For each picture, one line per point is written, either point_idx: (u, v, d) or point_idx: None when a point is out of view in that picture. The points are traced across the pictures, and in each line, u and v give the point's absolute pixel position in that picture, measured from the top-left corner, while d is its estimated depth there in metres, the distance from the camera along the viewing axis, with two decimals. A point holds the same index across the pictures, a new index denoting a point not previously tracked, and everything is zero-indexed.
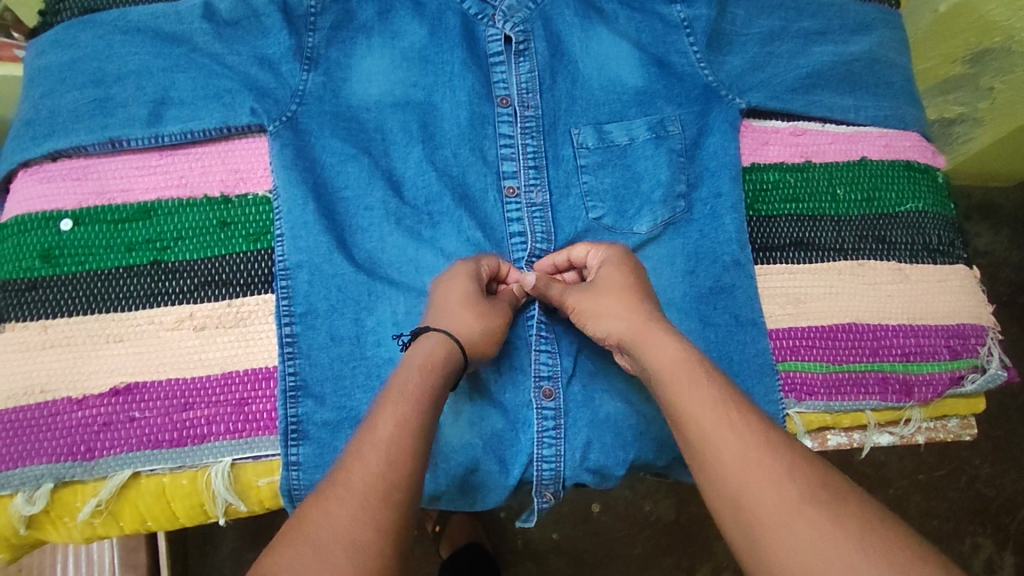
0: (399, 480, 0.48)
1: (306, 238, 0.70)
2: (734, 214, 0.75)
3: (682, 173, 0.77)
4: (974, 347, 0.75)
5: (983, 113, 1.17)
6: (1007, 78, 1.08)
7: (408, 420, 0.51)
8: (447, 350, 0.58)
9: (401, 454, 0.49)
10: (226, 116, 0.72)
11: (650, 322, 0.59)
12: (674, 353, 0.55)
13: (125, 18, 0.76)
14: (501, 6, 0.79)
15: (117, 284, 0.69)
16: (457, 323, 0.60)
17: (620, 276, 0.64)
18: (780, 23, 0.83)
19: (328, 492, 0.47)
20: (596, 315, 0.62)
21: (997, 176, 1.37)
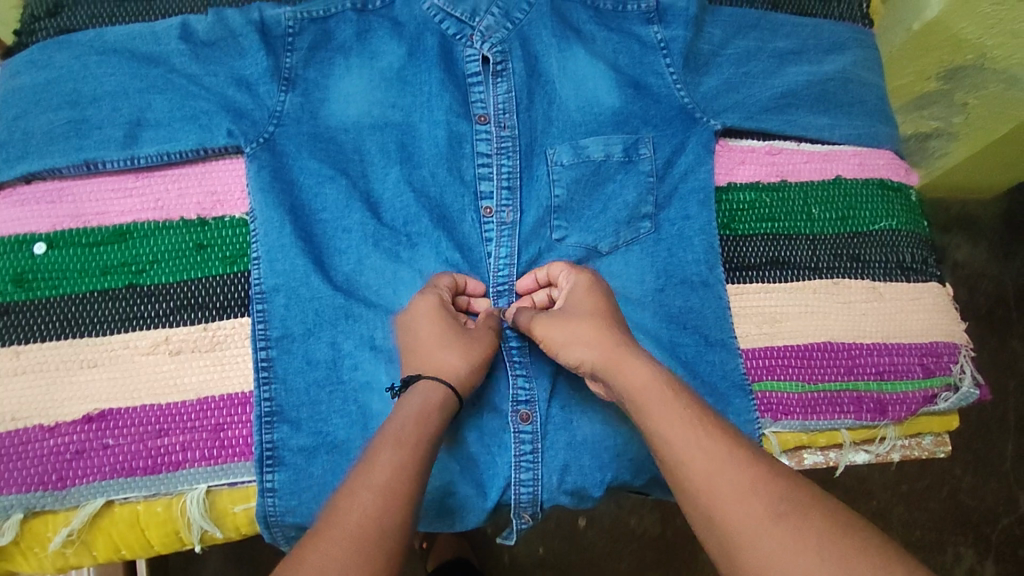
0: (389, 524, 0.50)
1: (283, 262, 0.70)
2: (702, 237, 0.76)
3: (650, 195, 0.77)
4: (947, 365, 0.75)
5: (958, 127, 1.20)
6: (981, 94, 1.12)
7: (401, 464, 0.53)
8: (443, 396, 0.60)
9: (391, 498, 0.51)
10: (203, 138, 0.72)
11: (613, 350, 0.60)
12: (642, 380, 0.57)
13: (101, 39, 0.76)
14: (479, 26, 0.80)
15: (91, 309, 0.69)
16: (448, 359, 0.62)
17: (591, 299, 0.66)
18: (755, 43, 0.86)
19: (313, 536, 0.49)
20: (569, 343, 0.62)
21: (976, 185, 1.37)
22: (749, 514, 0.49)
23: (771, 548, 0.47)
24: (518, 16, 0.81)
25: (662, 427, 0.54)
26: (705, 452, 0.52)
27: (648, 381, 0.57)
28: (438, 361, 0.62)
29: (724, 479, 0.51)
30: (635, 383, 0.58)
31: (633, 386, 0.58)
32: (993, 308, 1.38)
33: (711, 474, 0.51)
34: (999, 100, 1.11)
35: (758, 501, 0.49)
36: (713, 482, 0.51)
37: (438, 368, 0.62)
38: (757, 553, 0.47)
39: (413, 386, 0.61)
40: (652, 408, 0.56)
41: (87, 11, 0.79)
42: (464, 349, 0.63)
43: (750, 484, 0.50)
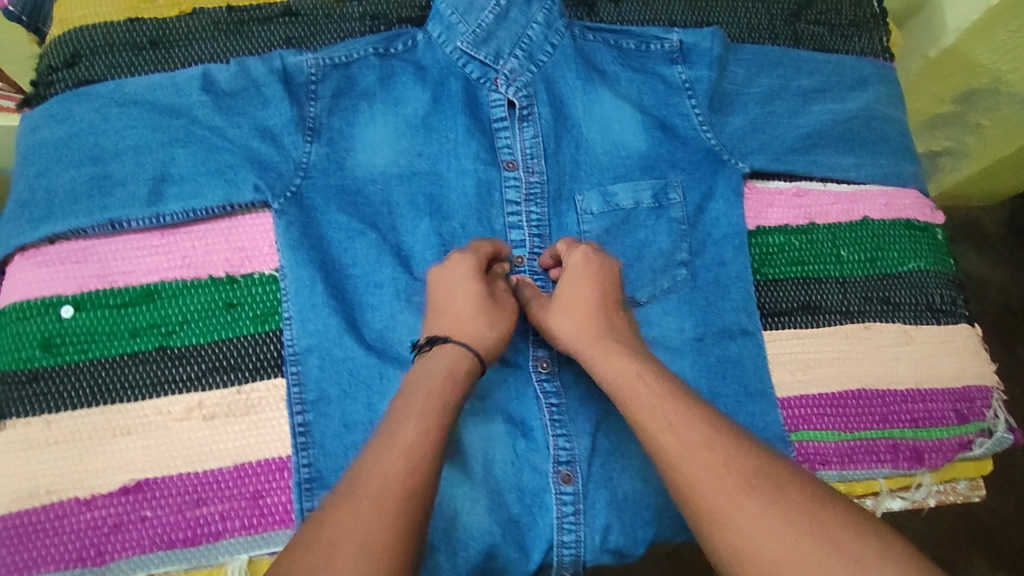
0: (421, 486, 0.48)
1: (316, 321, 0.69)
2: (738, 285, 0.76)
3: (684, 242, 0.77)
4: (980, 410, 0.76)
5: (972, 148, 1.20)
6: (994, 115, 1.10)
7: (430, 428, 0.52)
8: (461, 355, 0.59)
9: (422, 462, 0.50)
10: (229, 193, 0.71)
11: (598, 340, 0.60)
12: (620, 369, 0.57)
13: (121, 90, 0.74)
14: (503, 69, 0.78)
15: (122, 373, 0.67)
16: (477, 326, 0.61)
17: (587, 280, 0.64)
18: (779, 82, 0.84)
19: (353, 495, 0.47)
20: (558, 332, 0.63)
21: (979, 194, 1.36)
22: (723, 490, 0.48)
23: (754, 533, 0.45)
24: (542, 58, 0.79)
25: (645, 415, 0.53)
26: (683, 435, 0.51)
27: (630, 373, 0.56)
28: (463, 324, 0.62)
29: (704, 463, 0.49)
30: (614, 375, 0.57)
31: (612, 376, 0.57)
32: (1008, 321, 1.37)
33: (694, 461, 0.49)
34: (1013, 124, 1.09)
35: (733, 479, 0.48)
36: (695, 465, 0.49)
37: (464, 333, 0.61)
38: (740, 537, 0.46)
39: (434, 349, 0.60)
40: (632, 396, 0.55)
41: (106, 61, 0.77)
42: (492, 318, 0.63)
43: (724, 461, 0.49)
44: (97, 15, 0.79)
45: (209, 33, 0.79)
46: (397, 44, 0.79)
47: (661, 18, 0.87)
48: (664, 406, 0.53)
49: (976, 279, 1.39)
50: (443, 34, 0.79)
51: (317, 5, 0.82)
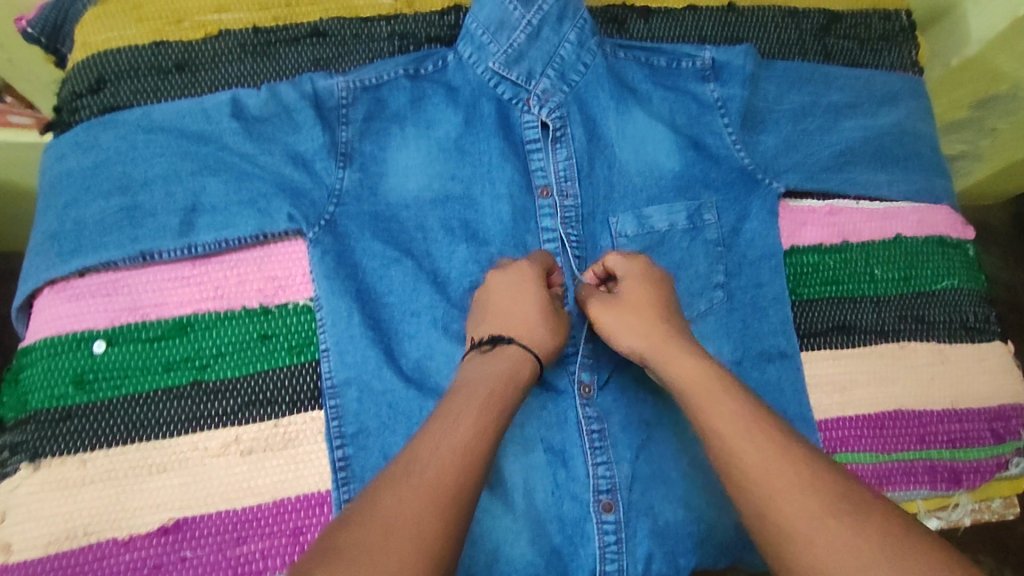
0: (471, 482, 0.49)
1: (354, 354, 0.68)
2: (776, 306, 0.76)
3: (721, 264, 0.76)
4: (1016, 429, 0.76)
5: (984, 152, 1.16)
6: (1012, 119, 1.07)
7: (484, 426, 0.52)
8: (528, 363, 0.59)
9: (473, 455, 0.50)
10: (262, 223, 0.70)
11: (671, 342, 0.59)
12: (698, 372, 0.56)
13: (148, 117, 0.72)
14: (535, 90, 0.77)
15: (158, 409, 0.67)
16: (538, 331, 0.61)
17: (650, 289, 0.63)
18: (810, 98, 0.83)
19: (400, 481, 0.48)
20: (621, 332, 0.62)
21: (989, 197, 1.31)
22: (805, 507, 0.47)
23: (829, 545, 0.45)
24: (575, 78, 0.78)
25: (715, 417, 0.53)
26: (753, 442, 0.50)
27: (703, 373, 0.56)
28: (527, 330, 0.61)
29: (787, 476, 0.48)
30: (682, 373, 0.57)
31: (686, 380, 0.56)
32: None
33: (765, 471, 0.49)
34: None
35: (819, 501, 0.47)
36: (768, 474, 0.49)
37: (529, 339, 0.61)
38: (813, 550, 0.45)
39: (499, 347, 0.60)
40: (700, 396, 0.55)
41: (130, 86, 0.76)
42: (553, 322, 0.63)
43: (809, 480, 0.48)
44: (120, 38, 0.77)
45: (236, 55, 0.78)
46: (428, 64, 0.78)
47: (691, 34, 0.87)
48: (736, 411, 0.53)
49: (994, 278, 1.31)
50: (474, 54, 0.78)
51: (345, 26, 0.81)
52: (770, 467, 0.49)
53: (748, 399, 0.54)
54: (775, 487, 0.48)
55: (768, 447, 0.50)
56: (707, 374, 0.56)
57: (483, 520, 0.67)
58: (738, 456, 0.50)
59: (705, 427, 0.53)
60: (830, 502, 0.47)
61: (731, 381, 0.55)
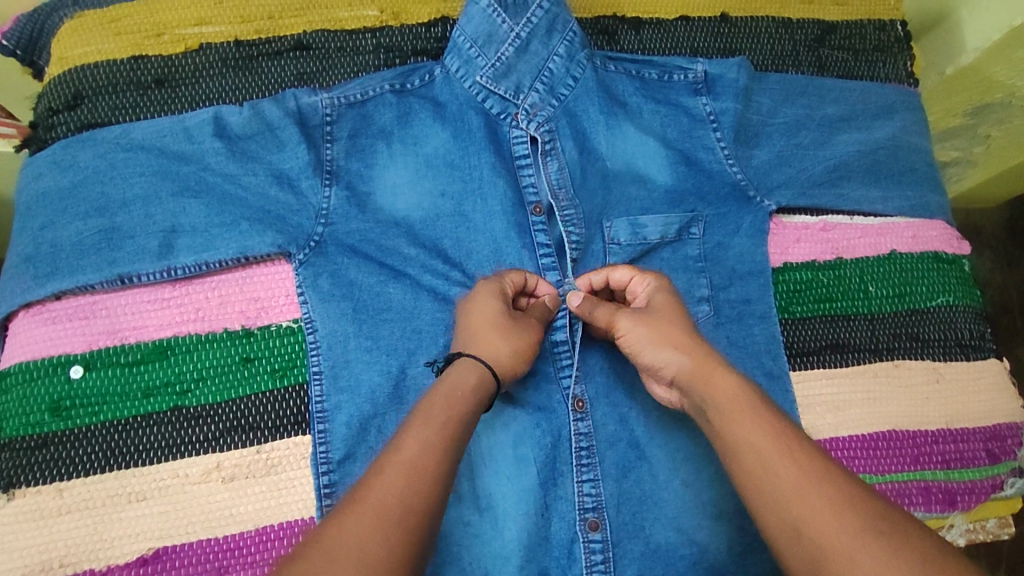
0: (417, 501, 0.48)
1: (348, 377, 0.67)
2: (762, 324, 0.74)
3: (703, 277, 0.74)
4: (1011, 449, 0.75)
5: (978, 157, 1.17)
6: (1005, 127, 1.08)
7: (430, 441, 0.52)
8: (482, 377, 0.58)
9: (418, 473, 0.49)
10: (244, 245, 0.68)
11: (709, 359, 0.58)
12: (733, 390, 0.55)
13: (128, 135, 0.71)
14: (524, 104, 0.76)
15: (137, 436, 0.65)
16: (495, 343, 0.61)
17: (672, 307, 0.63)
18: (803, 111, 0.81)
19: (348, 506, 0.47)
20: (656, 345, 0.60)
21: (986, 199, 1.30)
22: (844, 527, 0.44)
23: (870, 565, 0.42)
24: (564, 92, 0.77)
25: (747, 436, 0.51)
26: (783, 460, 0.49)
27: (738, 390, 0.55)
28: (481, 342, 0.61)
29: (816, 495, 0.46)
30: (710, 389, 0.56)
31: (722, 396, 0.55)
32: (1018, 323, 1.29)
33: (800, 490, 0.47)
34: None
35: (856, 519, 0.45)
36: (804, 494, 0.47)
37: (482, 350, 0.60)
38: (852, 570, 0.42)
39: (458, 359, 0.60)
40: (729, 412, 0.53)
41: (108, 102, 0.74)
42: (510, 331, 0.62)
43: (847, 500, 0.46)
44: (98, 53, 0.76)
45: (217, 69, 0.77)
46: (414, 79, 0.76)
47: (683, 46, 0.85)
48: (765, 429, 0.51)
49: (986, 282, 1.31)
50: (462, 68, 0.76)
51: (328, 38, 0.79)
52: (804, 486, 0.47)
53: (782, 421, 0.52)
54: (812, 506, 0.46)
55: (802, 467, 0.48)
56: (738, 392, 0.54)
57: (472, 546, 0.66)
58: (771, 474, 0.49)
59: (734, 445, 0.52)
60: (871, 522, 0.44)
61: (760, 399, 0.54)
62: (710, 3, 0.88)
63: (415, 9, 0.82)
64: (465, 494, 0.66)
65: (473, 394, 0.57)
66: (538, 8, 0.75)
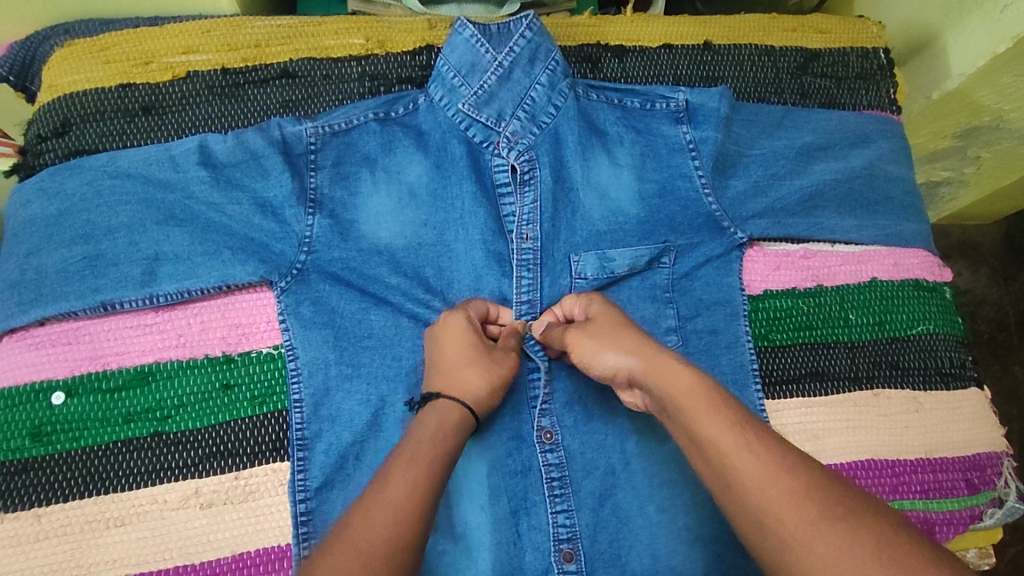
0: (404, 543, 0.48)
1: (328, 406, 0.68)
2: (729, 354, 0.75)
3: (670, 308, 0.75)
4: (991, 478, 0.75)
5: (970, 177, 1.17)
6: (994, 149, 1.08)
7: (417, 483, 0.52)
8: (459, 415, 0.59)
9: (407, 516, 0.50)
10: (225, 273, 0.69)
11: (658, 355, 0.58)
12: (687, 382, 0.54)
13: (115, 163, 0.72)
14: (505, 132, 0.76)
15: (117, 461, 0.66)
16: (466, 379, 0.62)
17: (615, 316, 0.65)
18: (780, 141, 0.82)
19: (335, 548, 0.47)
20: (602, 352, 0.61)
21: (981, 214, 1.29)
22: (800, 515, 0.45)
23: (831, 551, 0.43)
24: (546, 120, 0.77)
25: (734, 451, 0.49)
26: (765, 471, 0.47)
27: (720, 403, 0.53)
28: (454, 381, 0.62)
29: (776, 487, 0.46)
30: (680, 395, 0.54)
31: (677, 389, 0.54)
32: (1011, 339, 1.28)
33: (786, 504, 0.45)
34: (1013, 155, 1.07)
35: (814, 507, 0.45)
36: (764, 488, 0.47)
37: (455, 386, 0.61)
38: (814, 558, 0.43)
39: (431, 403, 0.60)
40: (704, 420, 0.51)
41: (96, 129, 0.76)
42: (487, 368, 0.63)
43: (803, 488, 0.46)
44: (87, 81, 0.77)
45: (204, 97, 0.78)
46: (398, 108, 0.77)
47: (666, 74, 0.86)
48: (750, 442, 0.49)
49: (980, 299, 1.30)
50: (445, 96, 0.77)
51: (314, 66, 0.81)
52: (764, 478, 0.47)
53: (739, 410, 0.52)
54: (771, 499, 0.46)
55: (762, 456, 0.48)
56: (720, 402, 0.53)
57: None
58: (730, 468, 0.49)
59: (717, 460, 0.49)
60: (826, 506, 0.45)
61: (739, 410, 0.52)
62: (694, 31, 0.89)
63: (400, 38, 0.83)
64: (441, 524, 0.67)
65: (451, 436, 0.57)
66: (520, 38, 0.76)
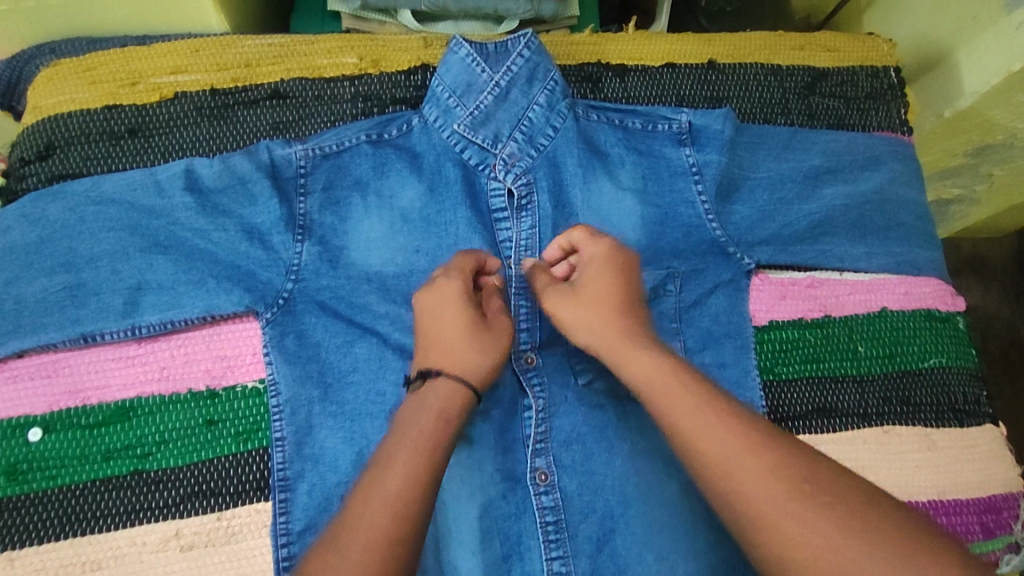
0: (403, 536, 0.50)
1: (312, 445, 0.66)
2: (735, 390, 0.72)
3: (677, 340, 0.72)
4: (1006, 522, 0.73)
5: (982, 195, 1.13)
6: (1007, 167, 1.04)
7: (414, 475, 0.52)
8: (459, 392, 0.58)
9: (405, 510, 0.51)
10: (210, 304, 0.66)
11: (626, 338, 0.59)
12: (648, 371, 0.56)
13: (97, 188, 0.69)
14: (502, 154, 0.74)
15: (96, 500, 0.64)
16: (469, 358, 0.60)
17: (606, 275, 0.63)
18: (787, 165, 0.79)
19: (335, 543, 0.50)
20: (576, 328, 0.62)
21: (990, 228, 1.26)
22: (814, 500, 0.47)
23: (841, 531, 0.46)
24: (544, 141, 0.75)
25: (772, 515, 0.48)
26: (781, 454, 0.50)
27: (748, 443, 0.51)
28: (450, 356, 0.60)
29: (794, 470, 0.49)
30: (707, 441, 0.51)
31: (641, 376, 0.56)
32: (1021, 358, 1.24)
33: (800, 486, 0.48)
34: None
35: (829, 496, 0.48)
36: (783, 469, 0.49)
37: (452, 364, 0.59)
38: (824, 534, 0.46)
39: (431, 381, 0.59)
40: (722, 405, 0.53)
41: (80, 152, 0.73)
42: (487, 347, 0.61)
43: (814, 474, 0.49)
44: (72, 102, 0.75)
45: (192, 118, 0.76)
46: (392, 129, 0.75)
47: (668, 93, 0.83)
48: (781, 492, 0.48)
49: (990, 315, 1.26)
50: (440, 117, 0.74)
51: (305, 86, 0.78)
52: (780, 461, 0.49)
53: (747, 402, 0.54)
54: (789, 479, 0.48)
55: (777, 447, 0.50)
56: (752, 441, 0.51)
57: None
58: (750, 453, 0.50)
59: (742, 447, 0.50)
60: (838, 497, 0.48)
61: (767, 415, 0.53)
62: (698, 49, 0.86)
63: (394, 57, 0.81)
64: (432, 569, 0.64)
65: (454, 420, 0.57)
66: (518, 57, 0.74)
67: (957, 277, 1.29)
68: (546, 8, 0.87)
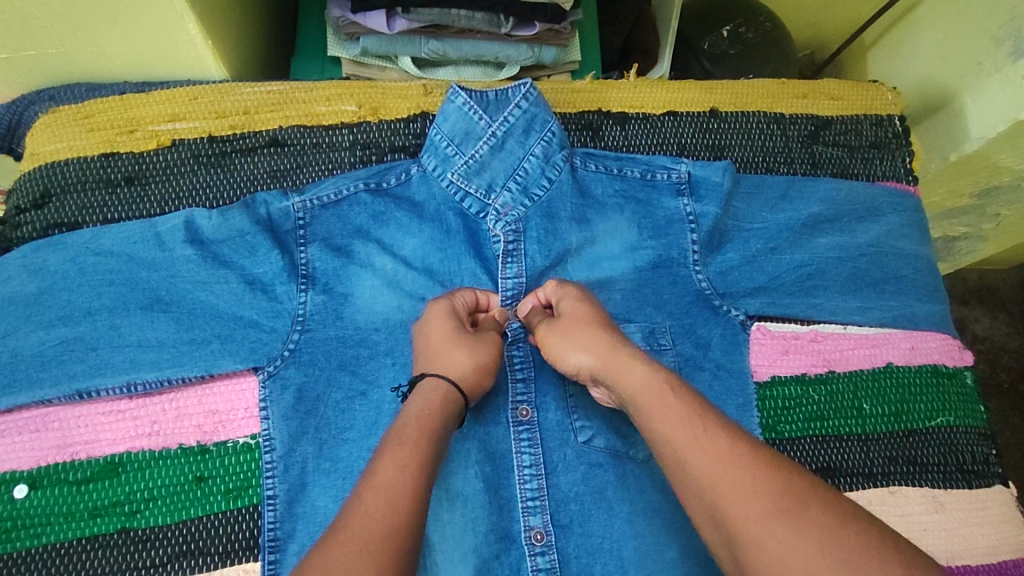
0: (405, 523, 0.47)
1: (306, 503, 0.64)
2: None
3: None
4: None
5: (989, 233, 1.10)
6: (1015, 207, 1.00)
7: (408, 464, 0.50)
8: (448, 395, 0.58)
9: (400, 497, 0.48)
10: (210, 363, 0.65)
11: (615, 351, 0.58)
12: (643, 380, 0.54)
13: (98, 240, 0.69)
14: (495, 204, 0.73)
15: (82, 560, 0.63)
16: (456, 363, 0.60)
17: (579, 309, 0.63)
18: (787, 215, 0.77)
19: (334, 536, 0.46)
20: (565, 351, 0.61)
21: (995, 260, 1.24)
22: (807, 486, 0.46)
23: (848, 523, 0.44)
24: (538, 192, 0.74)
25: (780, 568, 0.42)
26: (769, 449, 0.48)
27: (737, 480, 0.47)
28: (442, 364, 0.60)
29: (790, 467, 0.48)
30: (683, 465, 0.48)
31: (633, 387, 0.54)
32: None
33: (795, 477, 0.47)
34: None
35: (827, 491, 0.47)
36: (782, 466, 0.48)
37: (446, 368, 0.59)
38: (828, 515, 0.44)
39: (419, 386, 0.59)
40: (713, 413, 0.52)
41: (76, 201, 0.73)
42: (475, 350, 0.61)
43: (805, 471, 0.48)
44: (70, 150, 0.75)
45: (189, 167, 0.75)
46: (390, 178, 0.74)
47: (669, 142, 0.83)
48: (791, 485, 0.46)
49: (999, 347, 1.23)
50: (439, 165, 0.74)
51: (303, 134, 0.78)
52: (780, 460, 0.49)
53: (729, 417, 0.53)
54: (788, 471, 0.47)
55: None
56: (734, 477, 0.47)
57: None
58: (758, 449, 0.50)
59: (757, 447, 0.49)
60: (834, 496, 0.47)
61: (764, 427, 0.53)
62: (699, 98, 0.85)
63: (394, 104, 0.80)
64: None
65: (439, 416, 0.56)
66: (516, 107, 0.73)
67: (963, 308, 1.26)
68: (546, 54, 0.88)
